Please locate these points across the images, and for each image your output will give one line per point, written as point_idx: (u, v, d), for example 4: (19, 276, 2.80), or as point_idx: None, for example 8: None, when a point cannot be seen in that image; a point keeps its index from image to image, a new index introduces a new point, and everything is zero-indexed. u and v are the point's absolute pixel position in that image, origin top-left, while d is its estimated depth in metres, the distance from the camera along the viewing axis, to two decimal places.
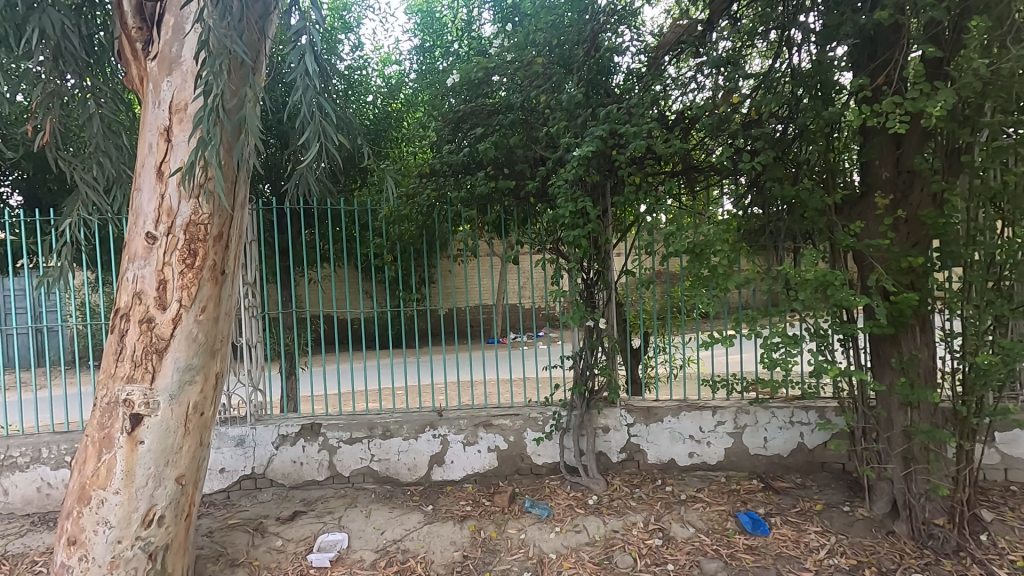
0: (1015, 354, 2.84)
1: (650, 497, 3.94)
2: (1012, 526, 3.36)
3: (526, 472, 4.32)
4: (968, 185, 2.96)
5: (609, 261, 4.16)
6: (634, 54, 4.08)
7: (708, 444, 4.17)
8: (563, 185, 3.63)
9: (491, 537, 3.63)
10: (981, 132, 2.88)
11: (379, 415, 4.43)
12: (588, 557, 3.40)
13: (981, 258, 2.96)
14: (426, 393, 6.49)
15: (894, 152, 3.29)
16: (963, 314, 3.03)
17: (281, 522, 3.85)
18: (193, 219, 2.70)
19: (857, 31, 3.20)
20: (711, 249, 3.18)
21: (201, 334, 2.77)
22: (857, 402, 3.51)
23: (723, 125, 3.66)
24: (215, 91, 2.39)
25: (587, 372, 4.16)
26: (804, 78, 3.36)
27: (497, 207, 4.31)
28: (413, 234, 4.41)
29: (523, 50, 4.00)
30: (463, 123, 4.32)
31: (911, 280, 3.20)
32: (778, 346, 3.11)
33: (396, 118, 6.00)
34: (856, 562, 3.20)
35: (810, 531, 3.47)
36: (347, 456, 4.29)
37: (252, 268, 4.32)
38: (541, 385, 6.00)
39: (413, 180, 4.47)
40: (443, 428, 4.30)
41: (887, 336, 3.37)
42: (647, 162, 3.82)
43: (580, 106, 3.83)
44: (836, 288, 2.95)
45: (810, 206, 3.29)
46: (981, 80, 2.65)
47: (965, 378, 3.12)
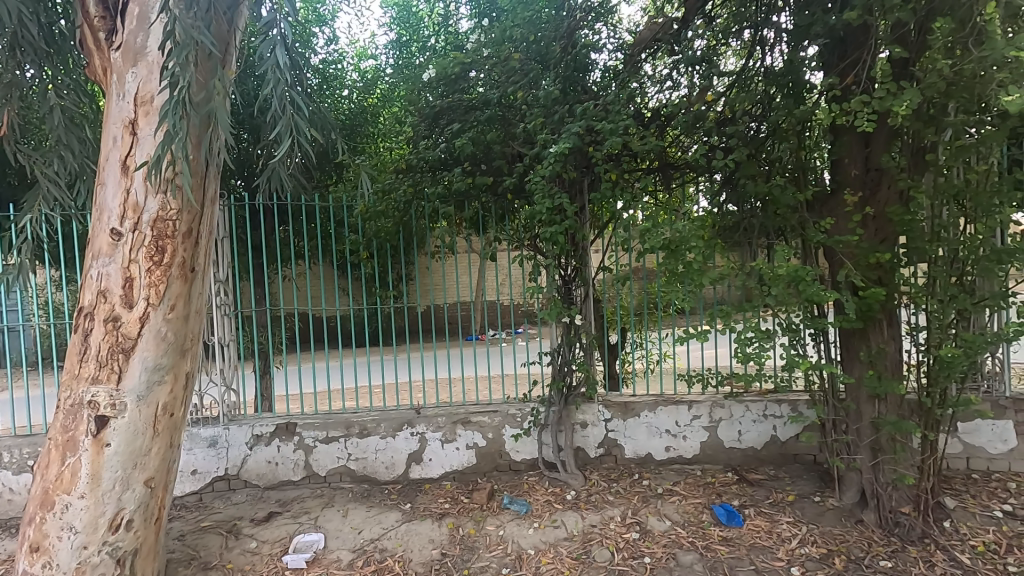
0: (977, 347, 2.96)
1: (628, 491, 3.98)
2: (974, 513, 3.47)
3: (505, 469, 4.30)
4: (933, 183, 3.03)
5: (586, 258, 4.16)
6: (611, 51, 4.12)
7: (684, 438, 4.22)
8: (541, 181, 3.66)
9: (470, 534, 3.63)
10: (945, 131, 2.95)
11: (356, 413, 4.39)
12: (567, 552, 3.42)
13: (946, 254, 3.04)
14: (404, 391, 6.48)
15: (863, 151, 3.39)
16: (928, 308, 3.12)
17: (256, 523, 3.79)
18: (160, 214, 2.62)
19: (828, 31, 3.28)
20: (686, 245, 3.23)
21: (170, 333, 2.69)
22: (828, 394, 3.58)
23: (698, 122, 3.70)
24: (182, 83, 2.33)
25: (565, 368, 4.18)
26: (777, 78, 3.47)
27: (474, 203, 4.26)
28: (389, 231, 4.32)
29: (500, 46, 4.03)
30: (440, 119, 4.24)
31: (878, 275, 3.29)
32: (751, 341, 3.18)
33: (372, 113, 5.83)
34: (827, 550, 3.28)
35: (782, 522, 3.54)
36: (323, 456, 4.23)
37: (224, 265, 4.22)
38: (520, 383, 6.06)
39: (389, 175, 4.40)
40: (421, 426, 4.27)
41: (857, 330, 3.45)
42: (624, 159, 3.87)
43: (557, 103, 3.87)
44: (807, 283, 3.04)
45: (783, 202, 3.35)
46: (944, 80, 2.74)
47: (930, 370, 3.21)
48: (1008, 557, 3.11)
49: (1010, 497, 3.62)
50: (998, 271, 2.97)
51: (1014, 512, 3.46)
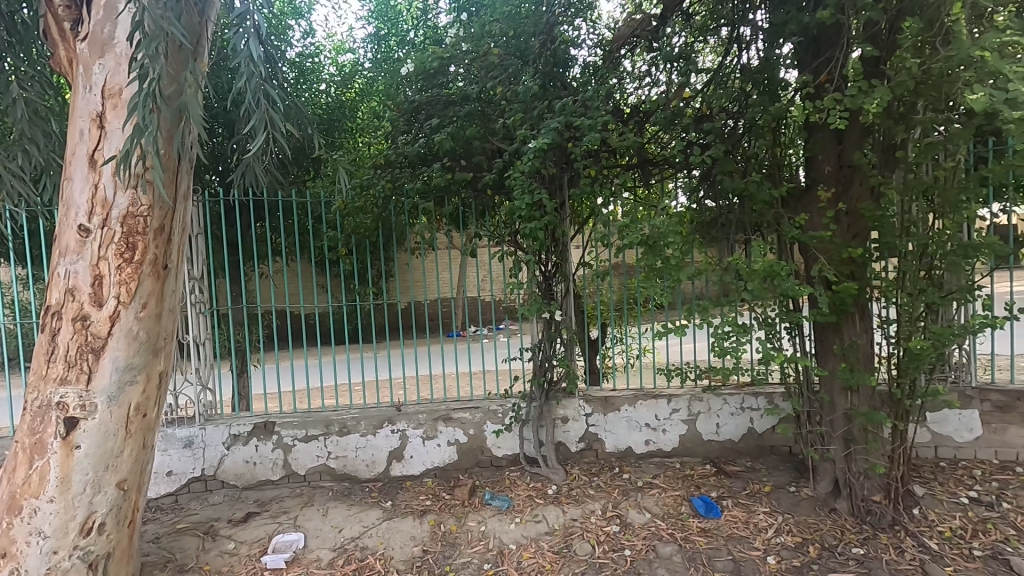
0: (946, 339, 3.07)
1: (609, 484, 4.02)
2: (941, 499, 3.58)
3: (486, 464, 4.31)
4: (903, 180, 3.11)
5: (567, 253, 4.17)
6: (590, 47, 4.13)
7: (663, 432, 4.27)
8: (520, 177, 3.67)
9: (451, 530, 3.63)
10: (915, 129, 3.03)
11: (336, 411, 4.34)
12: (548, 546, 3.44)
13: (915, 249, 3.13)
14: (384, 388, 6.43)
15: (836, 147, 3.45)
16: (898, 301, 3.23)
17: (234, 524, 3.73)
18: (130, 210, 2.56)
19: (801, 30, 3.33)
20: (665, 240, 3.28)
21: (142, 332, 2.63)
22: (803, 387, 3.66)
23: (676, 119, 3.74)
24: (151, 75, 2.27)
25: (546, 364, 4.19)
26: (753, 74, 3.50)
27: (454, 199, 4.24)
28: (369, 227, 4.24)
29: (479, 41, 4.02)
30: (419, 114, 4.21)
31: (851, 270, 3.37)
32: (728, 334, 3.24)
33: (351, 108, 5.73)
34: (802, 539, 3.36)
35: (759, 512, 3.61)
36: (303, 454, 4.18)
37: (199, 262, 4.13)
38: (501, 380, 6.07)
39: (367, 171, 4.35)
40: (401, 423, 4.24)
41: (831, 324, 3.53)
42: (603, 155, 3.90)
43: (537, 99, 3.87)
44: (782, 278, 3.09)
45: (759, 198, 3.42)
46: (913, 79, 2.82)
47: (900, 362, 3.30)
48: (973, 541, 3.22)
49: (976, 483, 3.74)
50: (965, 265, 3.06)
51: (980, 498, 3.58)
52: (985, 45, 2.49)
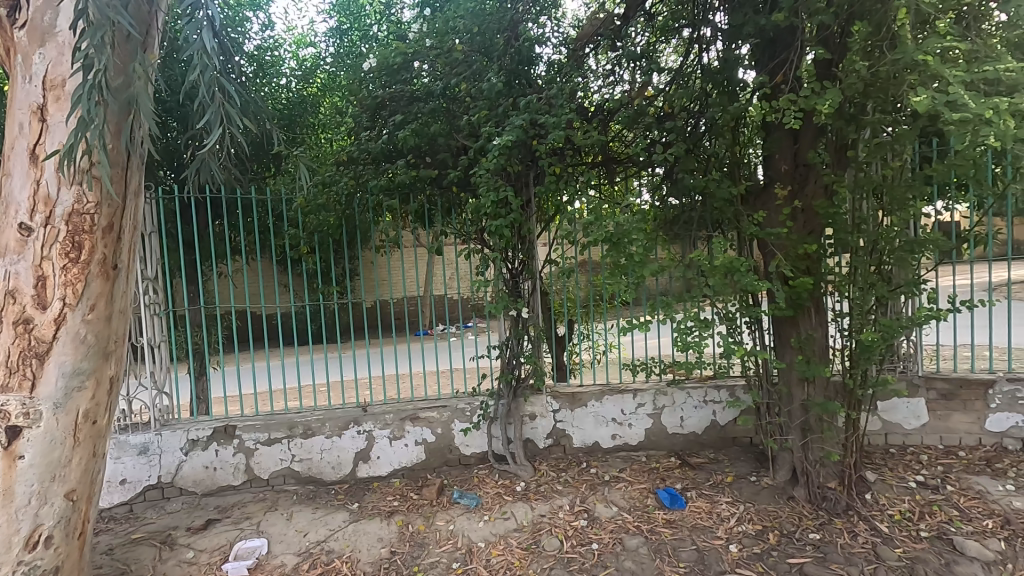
0: (894, 331, 3.20)
1: (576, 479, 4.06)
2: (891, 484, 3.75)
3: (455, 463, 4.29)
4: (854, 178, 3.24)
5: (533, 251, 4.19)
6: (556, 45, 4.15)
7: (630, 426, 4.34)
8: (485, 174, 3.66)
9: (419, 531, 3.60)
10: (865, 129, 3.15)
11: (299, 413, 4.25)
12: (517, 543, 3.45)
13: (866, 244, 3.28)
14: (350, 389, 6.34)
15: (792, 147, 3.56)
16: (850, 296, 3.35)
17: (193, 532, 3.62)
18: (76, 207, 2.43)
19: (758, 31, 3.42)
20: (628, 238, 3.33)
21: (91, 335, 2.52)
22: (762, 379, 3.78)
23: (639, 118, 3.76)
24: (97, 66, 2.17)
25: (513, 360, 4.20)
26: (713, 74, 3.57)
27: (420, 197, 4.19)
28: (332, 225, 4.17)
29: (443, 36, 4.00)
30: (382, 109, 4.15)
31: (807, 265, 3.48)
32: (691, 329, 3.32)
33: (312, 103, 5.50)
34: (762, 526, 3.46)
35: (722, 502, 3.71)
36: (265, 458, 4.08)
37: (153, 262, 3.98)
38: (469, 378, 6.06)
39: (330, 167, 4.27)
40: (368, 424, 4.18)
41: (788, 318, 3.64)
42: (568, 153, 3.91)
43: (501, 96, 3.86)
44: (741, 274, 3.17)
45: (719, 196, 3.51)
46: (862, 81, 2.94)
47: (852, 354, 3.43)
48: (920, 523, 3.38)
49: (922, 468, 3.92)
50: (911, 260, 3.21)
51: (926, 482, 3.76)
52: (928, 49, 2.60)
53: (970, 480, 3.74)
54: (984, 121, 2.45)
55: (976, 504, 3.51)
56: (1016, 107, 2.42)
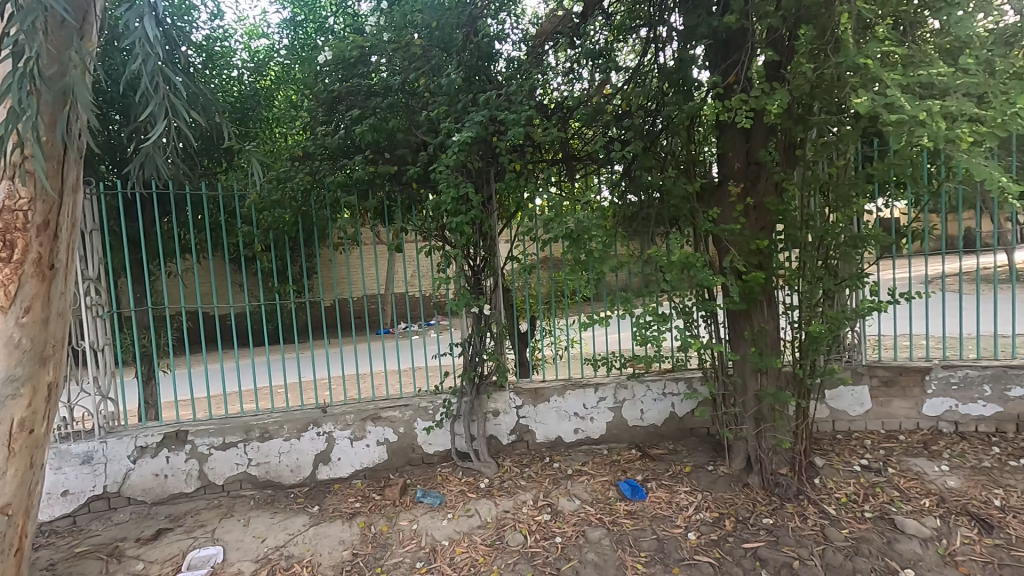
0: (840, 324, 3.35)
1: (539, 474, 4.09)
2: (838, 469, 3.94)
3: (418, 462, 4.25)
4: (802, 176, 3.37)
5: (495, 247, 4.20)
6: (515, 42, 4.15)
7: (591, 420, 4.39)
8: (445, 171, 3.64)
9: (382, 531, 3.56)
10: (812, 130, 3.28)
11: (256, 415, 4.13)
12: (481, 540, 3.45)
13: (814, 240, 3.39)
14: (309, 390, 6.21)
15: (745, 146, 3.67)
16: (799, 289, 3.48)
17: (142, 543, 3.48)
18: (7, 203, 2.30)
19: (712, 32, 3.51)
20: (588, 234, 3.37)
21: (26, 339, 2.37)
22: (717, 371, 3.91)
23: (597, 116, 3.88)
24: (28, 54, 2.06)
25: (476, 358, 4.22)
26: (668, 74, 3.65)
27: (378, 193, 4.09)
28: (288, 222, 4.06)
29: (401, 30, 3.95)
30: (339, 104, 4.06)
31: (758, 260, 3.61)
32: (650, 324, 3.39)
33: (265, 97, 5.34)
34: (719, 514, 3.57)
35: (681, 491, 3.81)
36: (220, 463, 3.95)
37: (94, 261, 3.77)
38: (431, 376, 6.01)
39: (284, 163, 4.15)
40: (328, 425, 4.09)
41: (742, 311, 3.76)
42: (528, 151, 3.96)
43: (461, 92, 3.84)
44: (697, 269, 3.26)
45: (676, 193, 3.58)
46: (809, 82, 3.06)
47: (802, 345, 3.58)
48: (865, 504, 3.56)
49: (866, 452, 4.13)
50: (855, 255, 3.39)
51: (870, 465, 3.96)
52: (869, 53, 2.73)
53: (909, 462, 3.96)
54: (919, 123, 2.58)
55: (914, 484, 3.72)
56: (948, 109, 2.57)
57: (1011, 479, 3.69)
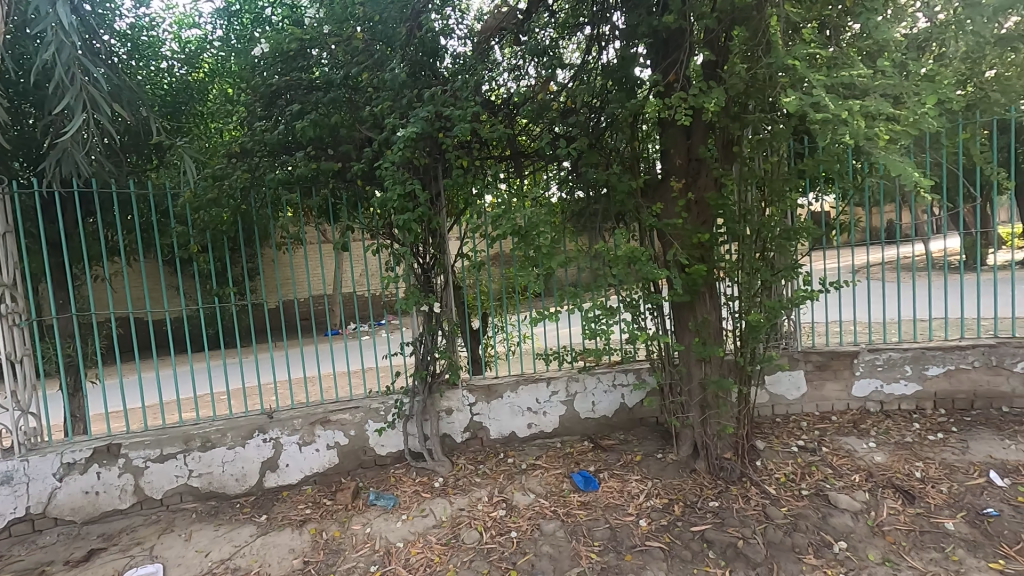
0: (776, 313, 3.50)
1: (494, 470, 4.10)
2: (777, 451, 4.14)
3: (370, 464, 4.17)
4: (740, 172, 3.50)
5: (445, 245, 4.17)
6: (460, 38, 4.13)
7: (544, 414, 4.42)
8: (390, 168, 3.58)
9: (334, 537, 3.48)
10: (747, 127, 3.41)
11: (197, 424, 3.93)
12: (436, 539, 3.43)
13: (752, 233, 3.52)
14: (252, 396, 5.99)
15: (686, 142, 3.79)
16: (738, 280, 3.62)
17: (72, 565, 3.29)
18: None
19: (652, 32, 3.60)
20: (536, 231, 3.40)
21: None
22: (664, 362, 4.02)
23: (543, 112, 3.92)
24: None
25: (428, 357, 4.15)
26: (610, 72, 3.73)
27: (324, 190, 4.02)
28: (226, 221, 3.90)
29: (342, 23, 3.85)
30: (278, 99, 3.92)
31: (700, 253, 3.75)
32: (599, 318, 3.46)
33: (199, 90, 5.08)
34: (668, 499, 3.69)
35: (631, 480, 3.91)
36: (158, 476, 3.75)
37: (9, 267, 3.51)
38: (383, 376, 5.90)
39: (220, 160, 3.98)
40: (274, 431, 3.95)
41: (686, 303, 3.89)
42: (475, 146, 3.92)
43: (406, 87, 3.79)
44: (642, 263, 3.35)
45: (620, 188, 3.64)
46: (743, 82, 3.19)
47: (742, 334, 3.72)
48: (802, 482, 3.76)
49: (803, 434, 4.36)
50: (790, 247, 3.54)
51: (806, 445, 4.19)
52: (796, 55, 2.87)
53: (841, 441, 4.21)
54: (842, 121, 2.74)
55: (845, 462, 3.96)
56: (868, 109, 2.73)
57: (930, 452, 3.98)
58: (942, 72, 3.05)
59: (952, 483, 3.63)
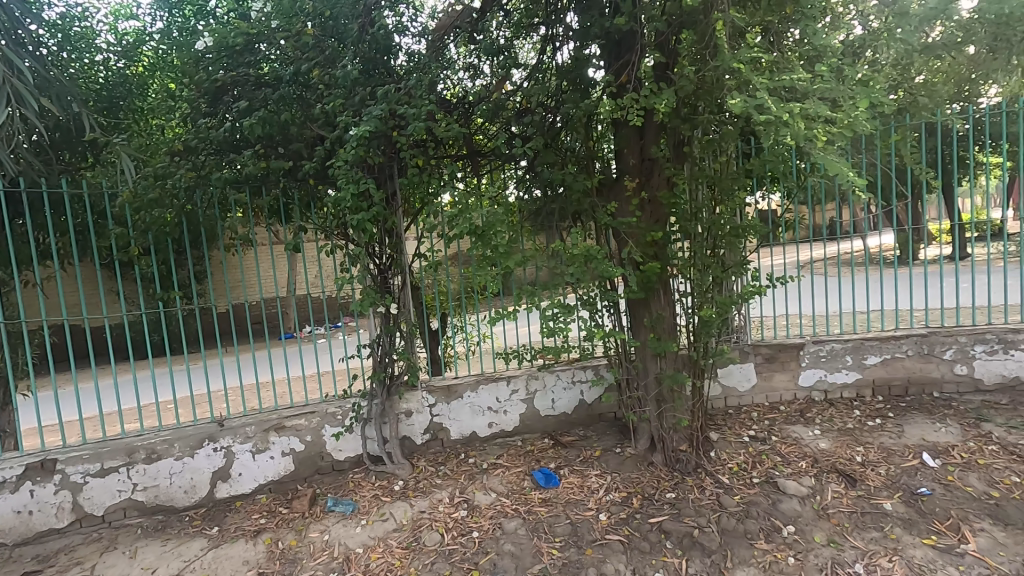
0: (728, 308, 3.61)
1: (455, 471, 4.08)
2: (730, 441, 4.27)
3: (327, 470, 4.07)
4: (691, 171, 3.60)
5: (401, 245, 4.12)
6: (415, 36, 4.07)
7: (505, 413, 4.43)
8: (343, 166, 3.50)
9: (291, 546, 3.39)
10: (697, 128, 3.51)
11: (141, 435, 3.75)
12: (397, 543, 3.38)
13: (703, 230, 3.63)
14: (200, 404, 5.76)
15: (639, 142, 3.85)
16: (690, 277, 3.72)
17: None
18: None
19: (605, 33, 3.65)
20: (493, 230, 3.40)
21: None
22: (621, 357, 4.11)
23: (498, 111, 3.91)
24: None
25: (386, 358, 4.10)
26: (564, 71, 3.75)
27: (274, 190, 3.91)
28: (170, 222, 3.73)
29: (291, 18, 3.74)
30: (224, 95, 3.78)
31: (654, 251, 3.83)
32: (557, 316, 3.47)
33: (138, 85, 4.83)
34: (627, 493, 3.76)
35: (591, 475, 3.96)
36: (98, 492, 3.58)
37: None
38: (339, 380, 5.78)
39: (162, 158, 3.80)
40: (225, 439, 3.80)
41: (641, 300, 3.96)
42: (430, 145, 3.87)
43: (358, 84, 3.71)
44: (597, 261, 3.41)
45: (575, 188, 3.70)
46: (692, 84, 3.28)
47: (695, 330, 3.85)
48: (753, 471, 3.90)
49: (753, 424, 4.52)
50: (739, 243, 3.67)
51: (757, 435, 4.34)
52: (741, 58, 2.97)
53: (789, 429, 4.39)
54: (783, 123, 2.85)
55: (793, 449, 4.13)
56: (807, 111, 2.86)
57: (870, 437, 4.20)
58: (876, 77, 3.22)
59: (889, 465, 3.85)
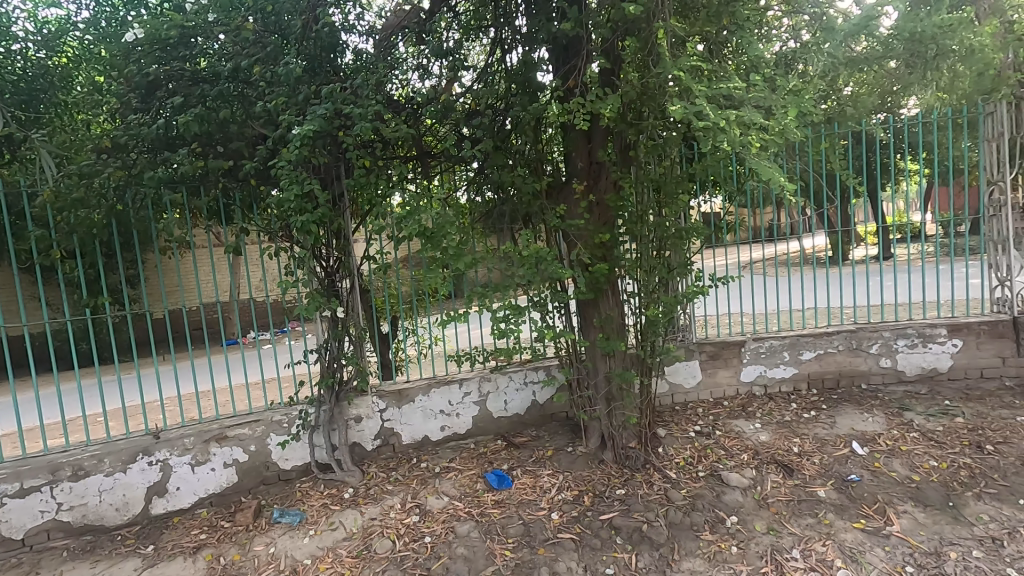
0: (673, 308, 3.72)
1: (407, 476, 4.02)
2: (677, 437, 4.40)
3: (273, 480, 3.92)
4: (637, 174, 3.69)
5: (349, 247, 4.03)
6: (361, 35, 3.98)
7: (457, 415, 4.40)
8: (286, 166, 3.39)
9: (234, 561, 3.25)
10: (642, 133, 3.60)
11: (68, 450, 3.52)
12: (347, 552, 3.30)
13: (649, 232, 3.73)
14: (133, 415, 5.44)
15: (587, 145, 3.91)
16: (637, 278, 3.82)
17: None
18: None
19: (552, 38, 3.69)
20: (443, 232, 3.37)
21: None
22: (572, 357, 4.16)
23: (447, 113, 3.86)
24: None
25: (334, 363, 4.00)
26: (512, 74, 3.77)
27: (213, 191, 3.72)
28: (98, 224, 3.51)
29: (229, 12, 3.59)
30: (157, 91, 3.59)
31: (603, 253, 3.89)
32: (508, 317, 3.46)
33: (62, 77, 4.60)
34: (578, 491, 3.81)
35: (543, 475, 3.99)
36: (18, 513, 3.35)
37: None
38: (286, 386, 5.59)
39: (89, 156, 3.58)
40: (161, 452, 3.60)
41: (591, 301, 4.02)
42: (378, 146, 3.80)
43: (302, 82, 3.61)
44: (547, 263, 3.44)
45: (525, 190, 3.73)
46: (636, 89, 3.37)
47: (642, 329, 3.95)
48: (699, 465, 4.03)
49: (699, 419, 4.68)
50: (683, 245, 3.79)
51: (702, 430, 4.49)
52: (682, 66, 3.07)
53: (732, 423, 4.57)
54: (721, 129, 2.97)
55: (736, 442, 4.30)
56: (743, 118, 2.98)
57: (805, 428, 4.42)
58: (806, 87, 3.40)
59: (823, 455, 4.06)
